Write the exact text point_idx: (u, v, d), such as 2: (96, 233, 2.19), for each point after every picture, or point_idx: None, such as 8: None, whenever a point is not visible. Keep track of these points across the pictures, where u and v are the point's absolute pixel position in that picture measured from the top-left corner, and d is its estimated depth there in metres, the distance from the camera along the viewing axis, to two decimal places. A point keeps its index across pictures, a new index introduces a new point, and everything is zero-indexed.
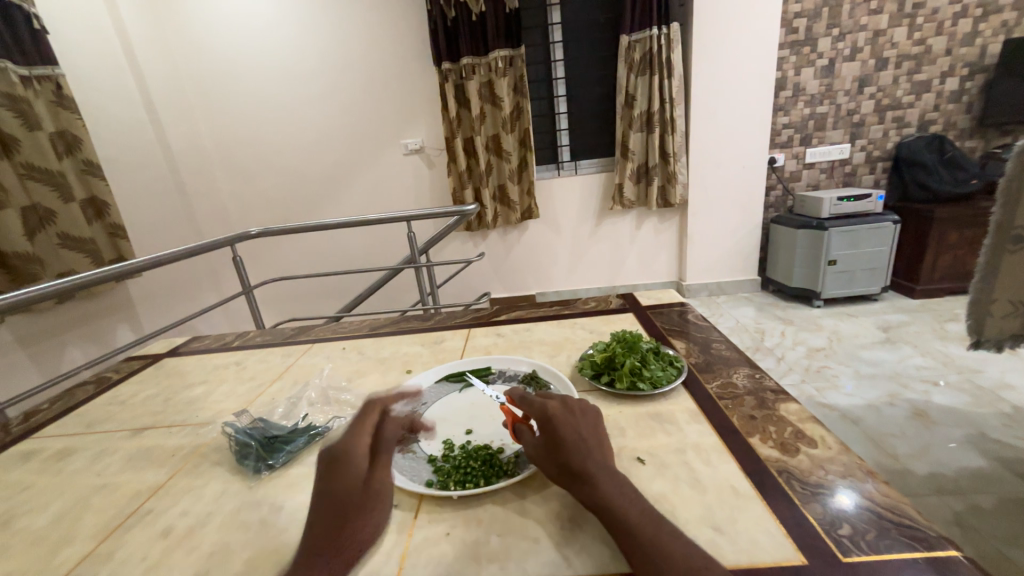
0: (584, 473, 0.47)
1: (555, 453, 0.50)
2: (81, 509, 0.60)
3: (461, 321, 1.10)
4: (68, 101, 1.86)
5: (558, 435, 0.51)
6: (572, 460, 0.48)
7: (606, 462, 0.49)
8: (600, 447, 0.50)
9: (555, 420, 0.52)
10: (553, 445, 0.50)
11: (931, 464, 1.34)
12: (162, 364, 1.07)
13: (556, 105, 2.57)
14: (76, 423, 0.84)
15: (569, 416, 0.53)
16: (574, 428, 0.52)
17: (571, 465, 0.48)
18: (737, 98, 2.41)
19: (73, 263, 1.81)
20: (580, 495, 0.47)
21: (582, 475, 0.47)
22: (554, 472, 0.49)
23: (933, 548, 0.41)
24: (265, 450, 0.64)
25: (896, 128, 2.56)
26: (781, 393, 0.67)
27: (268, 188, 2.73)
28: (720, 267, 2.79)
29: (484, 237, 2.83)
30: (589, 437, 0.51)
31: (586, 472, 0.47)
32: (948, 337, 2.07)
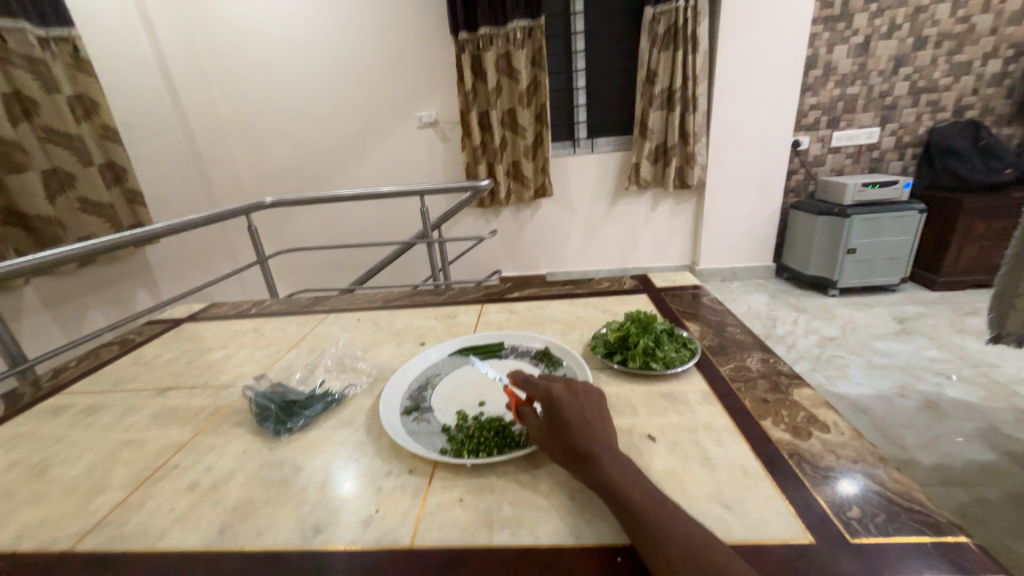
0: (587, 454, 0.48)
1: (558, 434, 0.50)
2: (111, 461, 0.63)
3: (473, 297, 1.10)
4: (84, 64, 1.86)
5: (562, 416, 0.51)
6: (574, 441, 0.49)
7: (609, 444, 0.49)
8: (603, 430, 0.51)
9: (559, 402, 0.53)
10: (556, 426, 0.51)
11: (937, 456, 1.34)
12: (182, 328, 1.09)
13: (575, 79, 2.50)
14: (103, 381, 0.87)
15: (573, 399, 0.54)
16: (577, 410, 0.52)
17: (574, 446, 0.49)
18: (764, 77, 2.32)
19: (93, 227, 1.85)
20: (582, 474, 0.47)
21: (586, 455, 0.48)
22: (557, 452, 0.50)
23: (943, 533, 0.42)
24: (285, 413, 0.66)
25: (930, 112, 2.45)
26: (795, 378, 0.67)
27: (282, 158, 2.73)
28: (734, 252, 2.74)
29: (496, 214, 2.81)
30: (592, 420, 0.52)
31: (590, 451, 0.48)
32: (966, 331, 2.03)
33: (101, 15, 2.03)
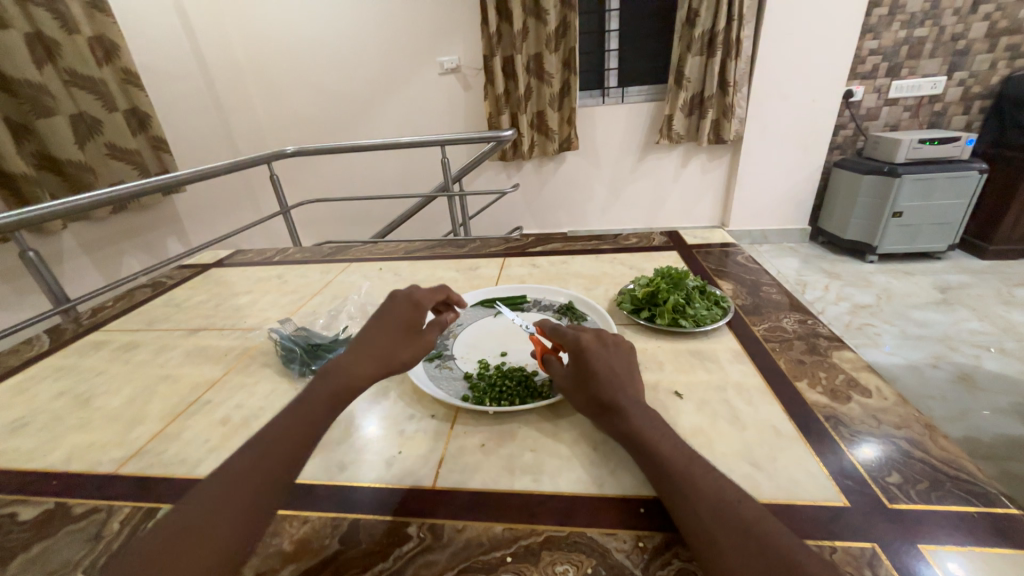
0: (614, 406, 0.47)
1: (585, 385, 0.49)
2: (149, 394, 0.66)
3: (495, 250, 1.08)
4: (102, 3, 1.80)
5: (591, 368, 0.50)
6: (601, 393, 0.48)
7: (638, 398, 0.48)
8: (631, 382, 0.49)
9: (588, 352, 0.51)
10: (583, 377, 0.50)
11: (967, 429, 1.30)
12: (210, 273, 1.11)
13: (607, 20, 2.30)
14: (138, 320, 0.91)
15: (602, 349, 0.52)
16: (607, 362, 0.50)
17: (601, 397, 0.48)
18: (821, 16, 2.08)
19: (121, 174, 1.87)
20: (608, 425, 0.47)
21: (613, 407, 0.47)
22: (584, 403, 0.49)
23: (991, 503, 0.39)
24: (309, 356, 0.67)
25: (1008, 58, 2.18)
26: (835, 341, 0.63)
27: (301, 106, 2.67)
28: (767, 213, 2.61)
29: (518, 168, 2.72)
30: (621, 372, 0.50)
31: (617, 404, 0.47)
32: (1014, 303, 1.91)
33: None
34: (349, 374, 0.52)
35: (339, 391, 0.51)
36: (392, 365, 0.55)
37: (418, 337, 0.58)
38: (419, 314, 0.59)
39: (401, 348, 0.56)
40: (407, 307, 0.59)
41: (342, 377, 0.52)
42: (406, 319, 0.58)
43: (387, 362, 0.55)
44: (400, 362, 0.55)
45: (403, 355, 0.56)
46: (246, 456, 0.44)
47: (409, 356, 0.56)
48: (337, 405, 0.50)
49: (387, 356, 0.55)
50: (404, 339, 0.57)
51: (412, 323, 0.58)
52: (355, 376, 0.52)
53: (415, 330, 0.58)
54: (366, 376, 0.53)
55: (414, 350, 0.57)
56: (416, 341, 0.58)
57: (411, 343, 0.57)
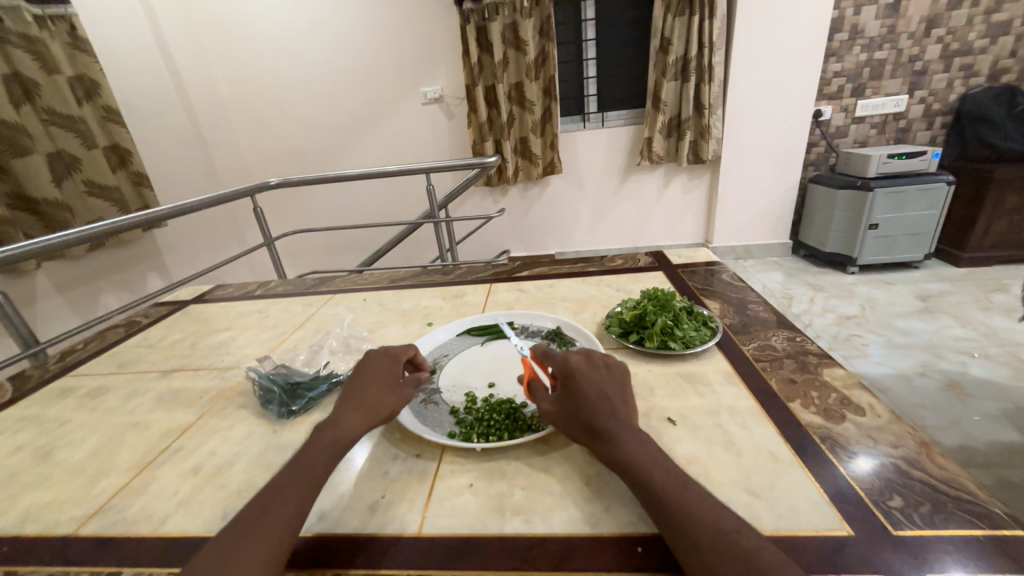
0: (604, 429, 0.45)
1: (574, 407, 0.48)
2: (116, 444, 0.62)
3: (482, 276, 1.07)
4: (83, 43, 1.81)
5: (580, 389, 0.48)
6: (591, 415, 0.46)
7: (630, 420, 0.46)
8: (623, 404, 0.48)
9: (576, 373, 0.50)
10: (572, 399, 0.48)
11: (960, 437, 1.30)
12: (188, 310, 1.08)
13: (584, 50, 2.39)
14: (110, 363, 0.87)
15: (592, 371, 0.51)
16: (597, 383, 0.49)
17: (590, 420, 0.46)
18: (786, 42, 2.19)
19: (100, 211, 1.83)
20: (599, 451, 0.44)
21: (603, 431, 0.45)
22: (573, 429, 0.47)
23: (996, 525, 0.38)
24: (288, 396, 0.64)
25: (963, 77, 2.30)
26: (825, 358, 0.63)
27: (285, 138, 2.68)
28: (749, 229, 2.66)
29: (504, 193, 2.75)
30: (612, 394, 0.49)
31: (607, 427, 0.45)
32: (993, 308, 1.95)
33: None
34: (339, 426, 0.49)
35: (336, 442, 0.48)
36: (379, 412, 0.52)
37: (400, 387, 0.56)
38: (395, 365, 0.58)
39: (384, 396, 0.54)
40: (383, 362, 0.59)
41: (333, 429, 0.49)
42: (383, 370, 0.58)
43: (375, 411, 0.52)
44: (387, 410, 0.53)
45: (387, 403, 0.53)
46: (250, 511, 0.42)
47: (394, 403, 0.54)
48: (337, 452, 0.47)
49: (372, 406, 0.52)
50: (385, 388, 0.55)
51: (392, 374, 0.56)
52: (343, 426, 0.50)
53: (394, 381, 0.56)
54: (357, 427, 0.50)
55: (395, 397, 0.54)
56: (398, 390, 0.55)
57: (393, 392, 0.55)
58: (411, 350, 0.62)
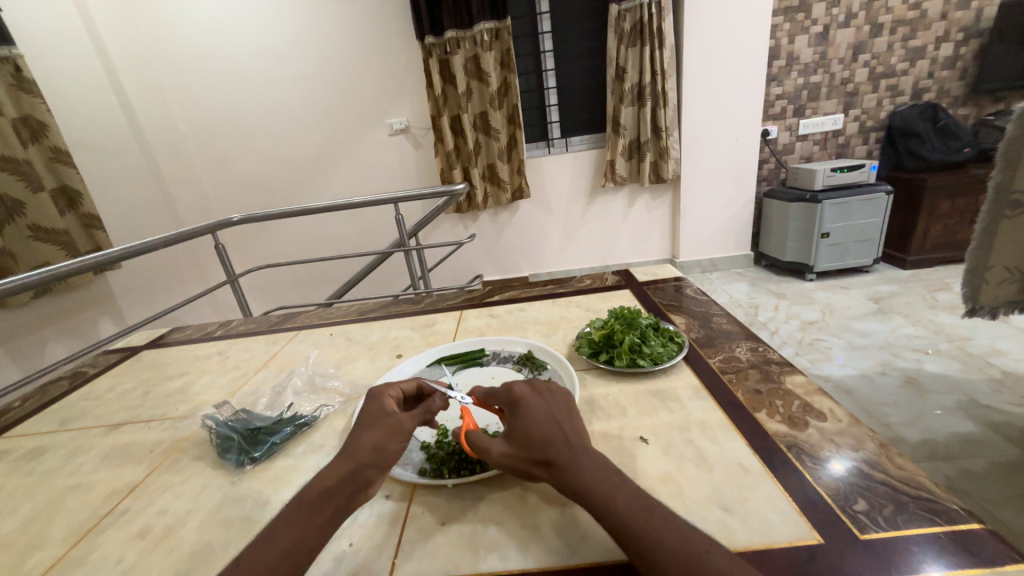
0: (559, 459, 0.43)
1: (524, 440, 0.45)
2: (52, 511, 0.57)
3: (452, 303, 1.06)
4: (29, 84, 1.74)
5: (527, 419, 0.47)
6: (543, 446, 0.44)
7: (583, 444, 0.45)
8: (572, 428, 0.47)
9: (522, 403, 0.48)
10: (522, 431, 0.46)
11: (922, 431, 1.35)
12: (141, 356, 1.02)
13: (545, 79, 2.49)
14: (50, 420, 0.80)
15: (536, 397, 0.50)
16: (544, 410, 0.48)
17: (544, 452, 0.44)
18: (731, 68, 2.34)
19: (46, 256, 1.74)
20: (558, 483, 0.43)
21: (560, 461, 0.43)
22: (527, 464, 0.45)
23: (954, 521, 0.39)
24: (248, 443, 0.61)
25: (890, 96, 2.52)
26: (786, 366, 0.65)
27: (248, 173, 2.63)
28: (712, 243, 2.76)
29: (474, 218, 2.77)
30: (561, 418, 0.47)
31: (562, 456, 0.43)
32: (939, 307, 2.07)
33: (42, 32, 1.91)
34: (316, 479, 0.46)
35: (312, 498, 0.44)
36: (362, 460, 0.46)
37: (385, 419, 0.50)
38: (384, 400, 0.53)
39: (364, 434, 0.48)
40: (381, 402, 0.53)
41: (315, 484, 0.45)
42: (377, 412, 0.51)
43: (353, 453, 0.47)
44: (368, 448, 0.47)
45: (369, 440, 0.48)
46: None
47: (377, 440, 0.48)
48: (316, 512, 0.43)
49: (351, 449, 0.47)
50: (370, 424, 0.50)
51: (379, 410, 0.51)
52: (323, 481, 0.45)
53: (380, 416, 0.50)
54: (336, 474, 0.45)
55: (380, 440, 0.48)
56: (383, 422, 0.49)
57: (377, 427, 0.49)
58: (410, 384, 0.57)
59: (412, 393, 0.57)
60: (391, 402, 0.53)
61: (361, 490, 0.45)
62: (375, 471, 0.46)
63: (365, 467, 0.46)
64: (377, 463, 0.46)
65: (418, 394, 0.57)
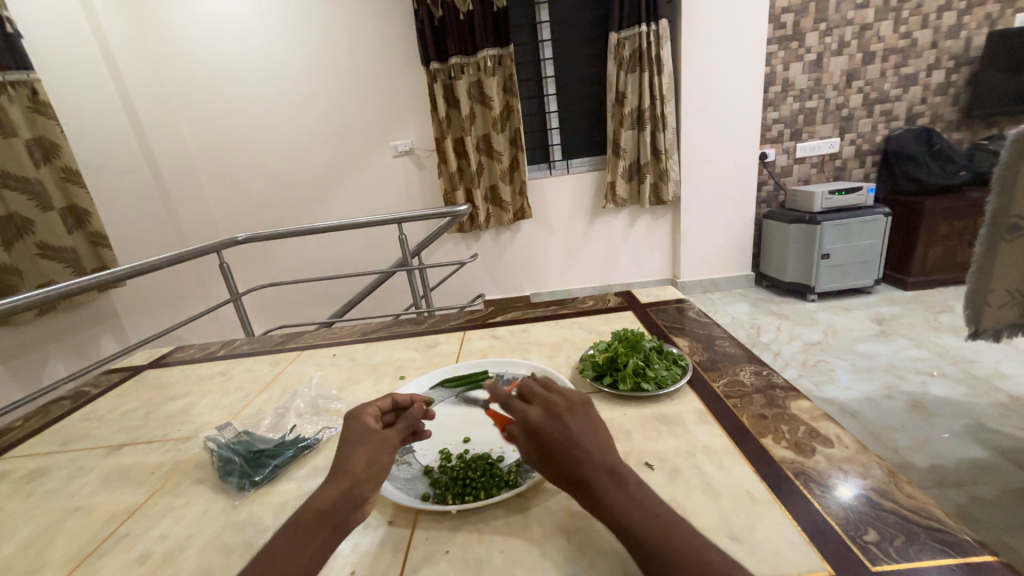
0: (585, 477, 0.43)
1: (552, 456, 0.45)
2: (51, 535, 0.56)
3: (455, 324, 1.07)
4: (45, 106, 1.79)
5: (557, 434, 0.45)
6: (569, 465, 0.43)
7: (612, 461, 0.44)
8: (600, 445, 0.45)
9: (554, 417, 0.47)
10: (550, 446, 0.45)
11: (931, 456, 1.33)
12: (144, 375, 1.02)
13: (546, 104, 2.55)
14: (50, 441, 0.80)
15: (570, 409, 0.48)
16: (575, 426, 0.46)
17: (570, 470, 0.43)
18: (728, 93, 2.40)
19: (53, 273, 1.75)
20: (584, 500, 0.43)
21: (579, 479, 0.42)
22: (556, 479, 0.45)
23: (967, 553, 0.39)
24: (250, 465, 0.60)
25: (885, 121, 2.57)
26: (791, 391, 0.65)
27: (254, 192, 2.67)
28: (713, 264, 2.78)
29: (477, 238, 2.79)
30: (591, 434, 0.46)
31: (589, 476, 0.42)
32: (942, 328, 2.07)
33: (60, 57, 1.98)
34: (309, 501, 0.45)
35: (307, 519, 0.43)
36: (357, 477, 0.46)
37: (372, 437, 0.50)
38: (364, 419, 0.52)
39: (353, 452, 0.48)
40: (357, 421, 0.52)
41: (308, 506, 0.45)
42: (359, 429, 0.50)
43: (345, 472, 0.46)
44: (361, 464, 0.47)
45: (358, 457, 0.48)
46: None
47: (368, 455, 0.48)
48: (314, 531, 0.43)
49: (342, 468, 0.47)
50: (354, 442, 0.49)
51: (362, 428, 0.50)
52: (317, 500, 0.45)
53: (365, 433, 0.50)
54: (330, 494, 0.45)
55: (374, 456, 0.48)
56: (370, 438, 0.49)
57: (365, 443, 0.49)
58: (386, 399, 0.55)
59: (388, 409, 0.55)
60: (372, 420, 0.52)
61: (356, 507, 0.45)
62: (367, 485, 0.46)
63: (360, 483, 0.46)
64: (370, 477, 0.47)
65: (394, 408, 0.56)
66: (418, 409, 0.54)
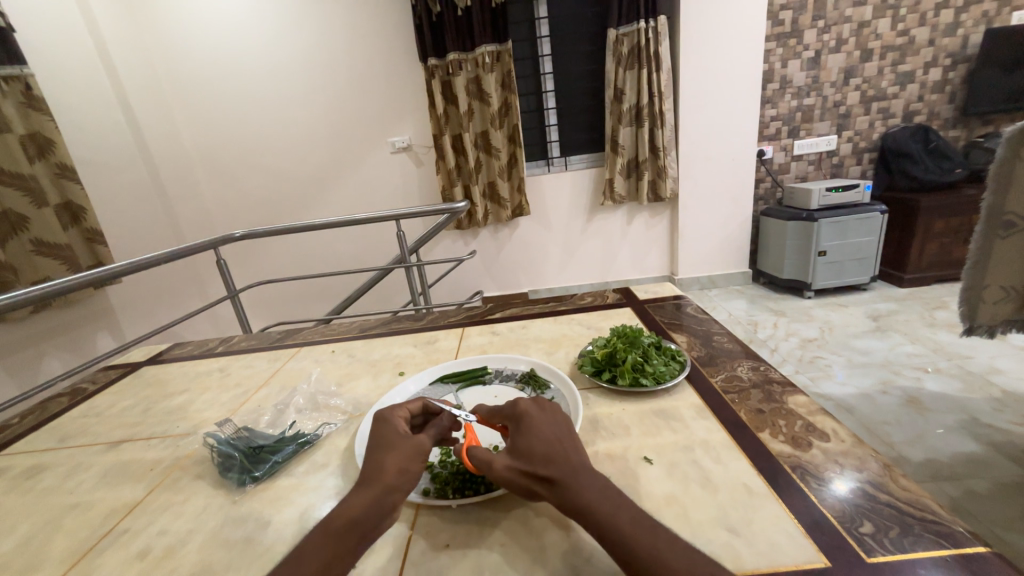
0: (559, 475, 0.43)
1: (526, 454, 0.46)
2: (50, 531, 0.56)
3: (454, 320, 1.07)
4: (38, 102, 1.77)
5: (532, 433, 0.47)
6: (544, 463, 0.44)
7: (584, 463, 0.45)
8: (571, 448, 0.47)
9: (525, 418, 0.49)
10: (525, 445, 0.47)
11: (926, 451, 1.34)
12: (142, 372, 1.02)
13: (545, 100, 2.54)
14: (48, 437, 0.80)
15: (541, 413, 0.50)
16: (547, 427, 0.48)
17: (545, 467, 0.44)
18: (726, 90, 2.40)
19: (48, 270, 1.74)
20: (558, 501, 0.42)
21: (558, 479, 0.43)
22: (526, 481, 0.44)
23: (960, 544, 0.39)
24: (250, 461, 0.60)
25: (881, 118, 2.58)
26: (788, 386, 0.65)
27: (251, 189, 2.66)
28: (710, 261, 2.78)
29: (475, 235, 2.79)
30: (565, 436, 0.48)
31: (563, 475, 0.43)
32: (937, 325, 2.08)
33: (54, 52, 1.96)
34: (341, 507, 0.45)
35: (338, 525, 0.43)
36: (388, 484, 0.46)
37: (406, 443, 0.49)
38: (396, 422, 0.52)
39: (385, 457, 0.48)
40: (387, 425, 0.52)
41: (338, 511, 0.44)
42: (392, 435, 0.50)
43: (377, 477, 0.46)
44: (394, 472, 0.47)
45: (391, 463, 0.47)
46: None
47: (400, 461, 0.48)
48: (343, 539, 0.42)
49: (376, 474, 0.47)
50: (387, 447, 0.49)
51: (395, 433, 0.50)
52: (349, 507, 0.44)
53: (400, 440, 0.50)
54: (363, 501, 0.45)
55: (405, 463, 0.48)
56: (403, 445, 0.49)
57: (399, 450, 0.49)
58: (416, 404, 0.56)
59: (418, 413, 0.56)
60: (403, 423, 0.52)
61: (386, 515, 0.45)
62: (400, 495, 0.46)
63: (393, 492, 0.45)
64: (403, 487, 0.46)
65: (423, 413, 0.57)
66: (449, 418, 0.55)
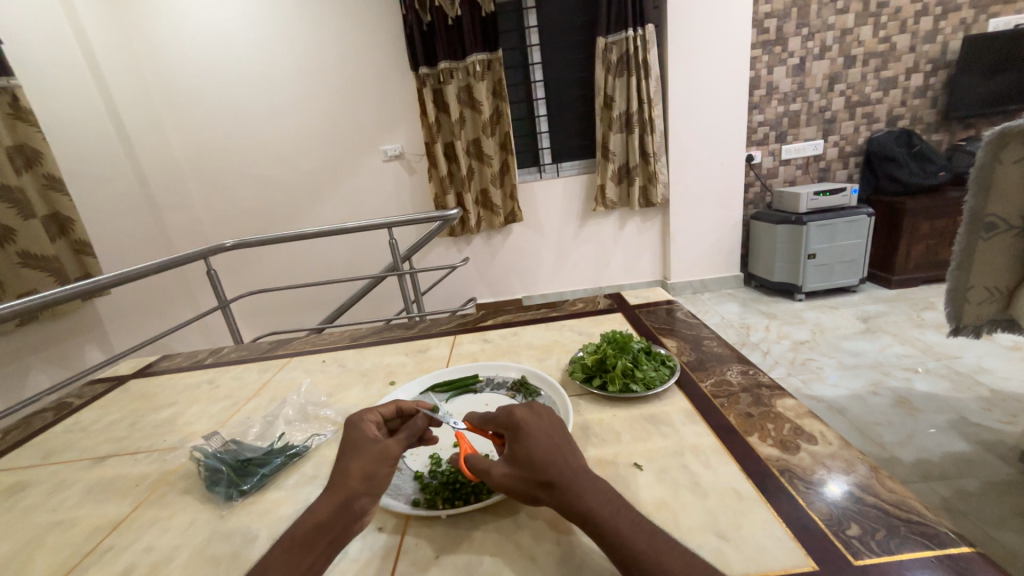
0: (561, 482, 0.43)
1: (526, 463, 0.45)
2: (32, 550, 0.55)
3: (446, 328, 1.06)
4: (26, 113, 1.76)
5: (529, 441, 0.46)
6: (544, 469, 0.44)
7: (584, 468, 0.45)
8: (570, 453, 0.46)
9: (523, 427, 0.48)
10: (524, 455, 0.46)
11: (917, 451, 1.35)
12: (129, 385, 1.00)
13: (535, 107, 2.56)
14: (32, 454, 0.78)
15: (536, 419, 0.49)
16: (544, 434, 0.47)
17: (546, 474, 0.44)
18: (714, 96, 2.43)
19: (35, 283, 1.72)
20: (563, 506, 0.42)
21: (559, 485, 0.43)
22: (529, 489, 0.44)
23: (945, 545, 0.40)
24: (238, 474, 0.60)
25: (866, 123, 2.63)
26: (777, 389, 0.65)
27: (243, 198, 2.65)
28: (703, 264, 2.80)
29: (468, 242, 2.80)
30: (560, 444, 0.47)
31: (564, 480, 0.43)
32: (925, 325, 2.11)
33: (43, 63, 1.96)
34: (307, 513, 0.45)
35: (305, 531, 0.43)
36: (351, 490, 0.45)
37: (371, 447, 0.49)
38: (365, 428, 0.51)
39: (350, 462, 0.48)
40: (357, 431, 0.51)
41: (306, 518, 0.45)
42: (360, 439, 0.50)
43: (341, 484, 0.46)
44: (358, 477, 0.46)
45: (356, 468, 0.47)
46: None
47: (364, 467, 0.47)
48: (305, 548, 0.42)
49: (339, 480, 0.46)
50: (353, 452, 0.49)
51: (363, 437, 0.50)
52: (314, 512, 0.45)
53: (364, 444, 0.49)
54: (328, 506, 0.45)
55: (369, 466, 0.47)
56: (368, 449, 0.48)
57: (363, 454, 0.48)
58: (389, 407, 0.56)
59: (392, 416, 0.56)
60: (372, 428, 0.52)
61: (355, 518, 0.45)
62: (368, 498, 0.46)
63: (358, 496, 0.45)
64: (370, 490, 0.46)
65: (398, 415, 0.56)
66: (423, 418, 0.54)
